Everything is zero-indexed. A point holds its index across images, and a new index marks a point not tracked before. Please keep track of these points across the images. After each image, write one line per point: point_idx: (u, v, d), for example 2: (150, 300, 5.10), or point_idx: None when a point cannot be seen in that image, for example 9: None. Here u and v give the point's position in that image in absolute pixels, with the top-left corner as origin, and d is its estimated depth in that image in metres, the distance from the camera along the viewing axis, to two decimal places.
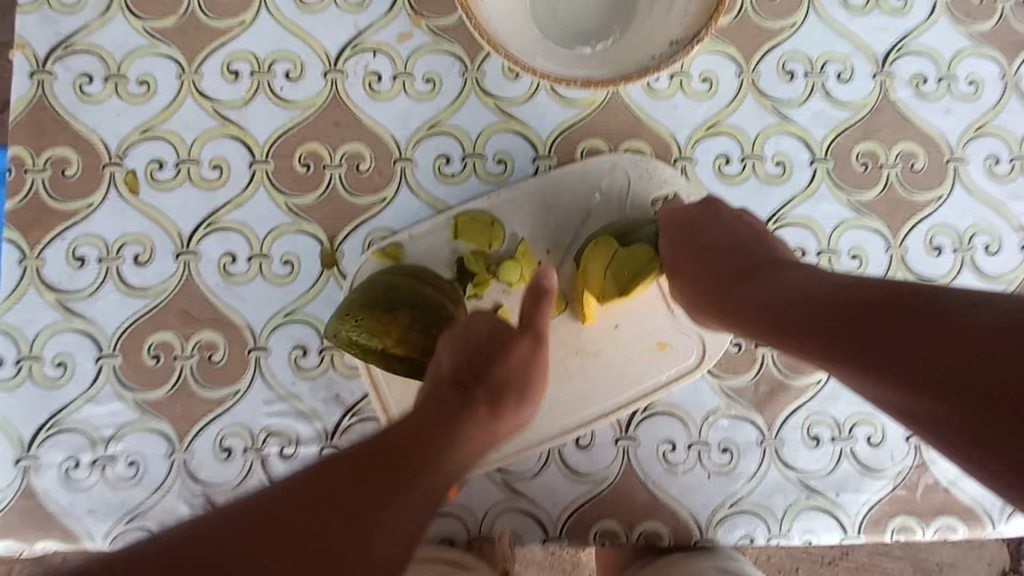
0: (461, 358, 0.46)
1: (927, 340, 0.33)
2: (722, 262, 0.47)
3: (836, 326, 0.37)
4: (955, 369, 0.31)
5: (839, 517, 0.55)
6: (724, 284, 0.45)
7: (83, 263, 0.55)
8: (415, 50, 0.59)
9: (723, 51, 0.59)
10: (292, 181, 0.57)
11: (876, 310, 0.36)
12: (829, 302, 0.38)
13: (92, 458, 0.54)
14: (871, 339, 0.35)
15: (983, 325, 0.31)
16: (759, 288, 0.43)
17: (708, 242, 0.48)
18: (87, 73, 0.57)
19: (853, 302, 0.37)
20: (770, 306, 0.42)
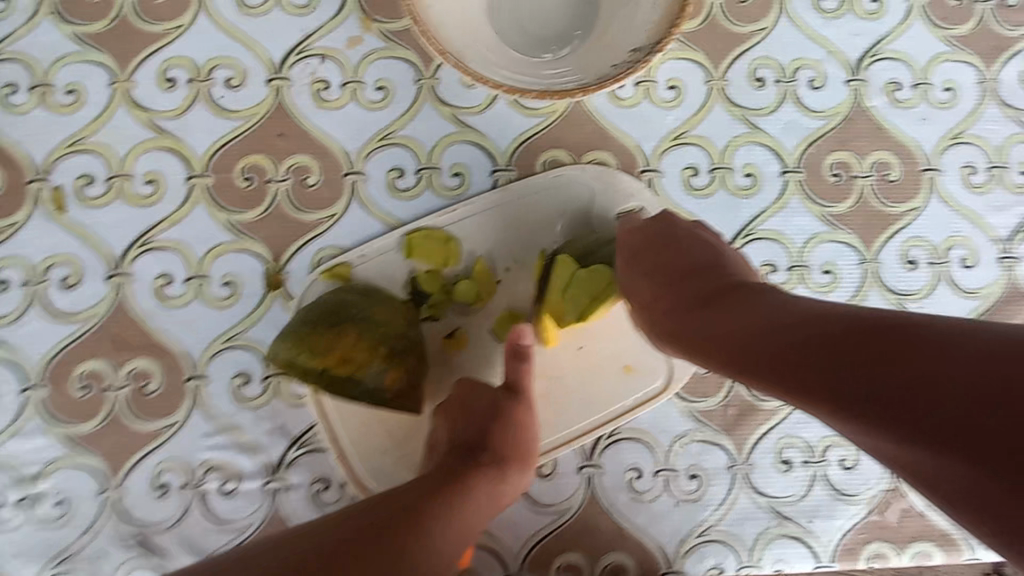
0: (460, 429, 0.47)
1: (896, 375, 0.31)
2: (684, 286, 0.44)
3: (802, 359, 0.35)
4: (926, 406, 0.30)
5: (812, 546, 0.52)
6: (687, 309, 0.43)
7: (7, 286, 0.52)
8: (365, 57, 0.55)
9: (690, 57, 0.56)
10: (234, 196, 0.54)
11: (842, 341, 0.34)
12: (792, 332, 0.36)
13: (17, 496, 0.50)
14: (835, 374, 0.33)
15: (950, 363, 0.29)
16: (723, 313, 0.40)
17: (668, 264, 0.45)
18: (10, 82, 0.53)
19: (822, 333, 0.35)
20: (732, 335, 0.39)
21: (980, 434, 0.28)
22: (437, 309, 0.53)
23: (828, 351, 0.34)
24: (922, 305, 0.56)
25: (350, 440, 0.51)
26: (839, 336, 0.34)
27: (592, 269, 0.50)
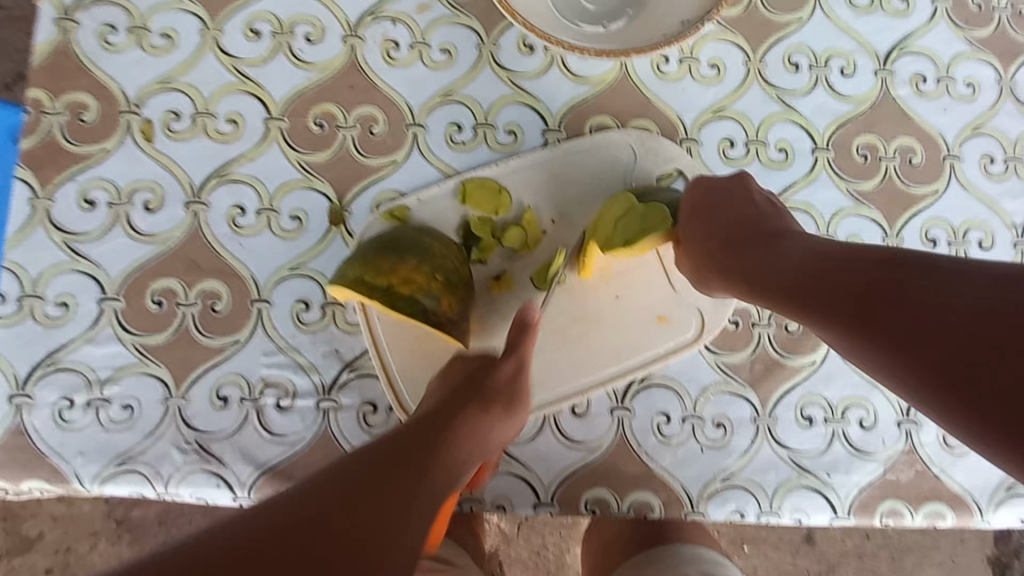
0: (454, 385, 0.51)
1: (915, 309, 0.35)
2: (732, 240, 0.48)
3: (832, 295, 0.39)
4: (929, 328, 0.34)
5: (829, 498, 0.55)
6: (737, 260, 0.47)
7: (93, 206, 0.56)
8: (433, 22, 0.60)
9: (731, 39, 0.61)
10: (306, 140, 0.58)
11: (868, 275, 0.38)
12: (832, 274, 0.40)
13: (86, 399, 0.54)
14: (859, 300, 0.38)
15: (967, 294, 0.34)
16: (765, 262, 0.45)
17: (716, 223, 0.50)
18: (111, 24, 0.58)
19: (850, 267, 0.40)
20: (776, 280, 0.44)
21: (978, 361, 0.32)
22: (486, 253, 0.57)
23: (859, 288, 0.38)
24: None
25: (397, 364, 0.55)
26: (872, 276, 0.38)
27: (646, 208, 0.53)
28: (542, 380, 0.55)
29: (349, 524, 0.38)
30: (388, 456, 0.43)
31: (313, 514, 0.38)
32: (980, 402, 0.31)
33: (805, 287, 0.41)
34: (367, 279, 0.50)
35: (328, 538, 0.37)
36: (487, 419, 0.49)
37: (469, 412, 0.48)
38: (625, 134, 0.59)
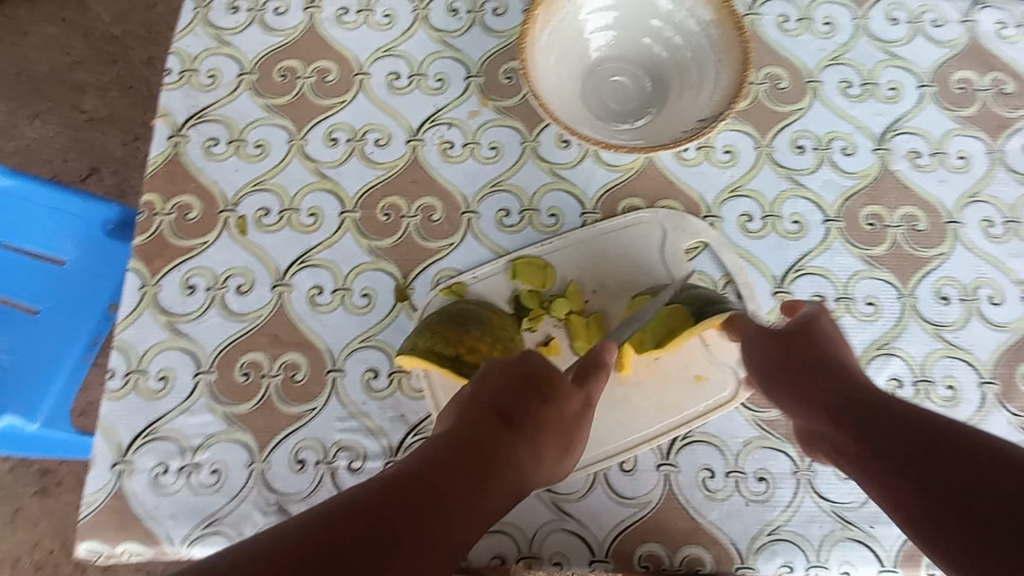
0: (509, 383, 0.50)
1: (894, 446, 0.43)
2: (818, 375, 0.51)
3: (902, 455, 0.43)
4: (905, 457, 0.42)
5: (875, 549, 0.57)
6: (801, 387, 0.51)
7: (193, 291, 0.64)
8: (483, 125, 0.71)
9: (742, 129, 0.70)
10: (376, 228, 0.67)
11: (876, 414, 0.46)
12: (875, 416, 0.46)
13: (180, 464, 0.60)
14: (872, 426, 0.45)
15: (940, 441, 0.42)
16: (848, 398, 0.48)
17: (761, 347, 0.54)
18: (213, 137, 0.70)
19: (866, 404, 0.47)
20: (842, 413, 0.48)
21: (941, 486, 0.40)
22: (535, 322, 0.63)
23: (926, 458, 0.41)
24: (958, 336, 0.64)
25: None
26: (940, 446, 0.42)
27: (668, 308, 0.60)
28: (593, 439, 0.60)
29: (390, 545, 0.37)
30: (444, 458, 0.44)
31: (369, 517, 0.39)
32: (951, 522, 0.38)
33: (873, 446, 0.44)
34: (437, 348, 0.56)
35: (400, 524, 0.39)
36: (541, 457, 0.49)
37: (514, 435, 0.48)
38: (654, 213, 0.66)
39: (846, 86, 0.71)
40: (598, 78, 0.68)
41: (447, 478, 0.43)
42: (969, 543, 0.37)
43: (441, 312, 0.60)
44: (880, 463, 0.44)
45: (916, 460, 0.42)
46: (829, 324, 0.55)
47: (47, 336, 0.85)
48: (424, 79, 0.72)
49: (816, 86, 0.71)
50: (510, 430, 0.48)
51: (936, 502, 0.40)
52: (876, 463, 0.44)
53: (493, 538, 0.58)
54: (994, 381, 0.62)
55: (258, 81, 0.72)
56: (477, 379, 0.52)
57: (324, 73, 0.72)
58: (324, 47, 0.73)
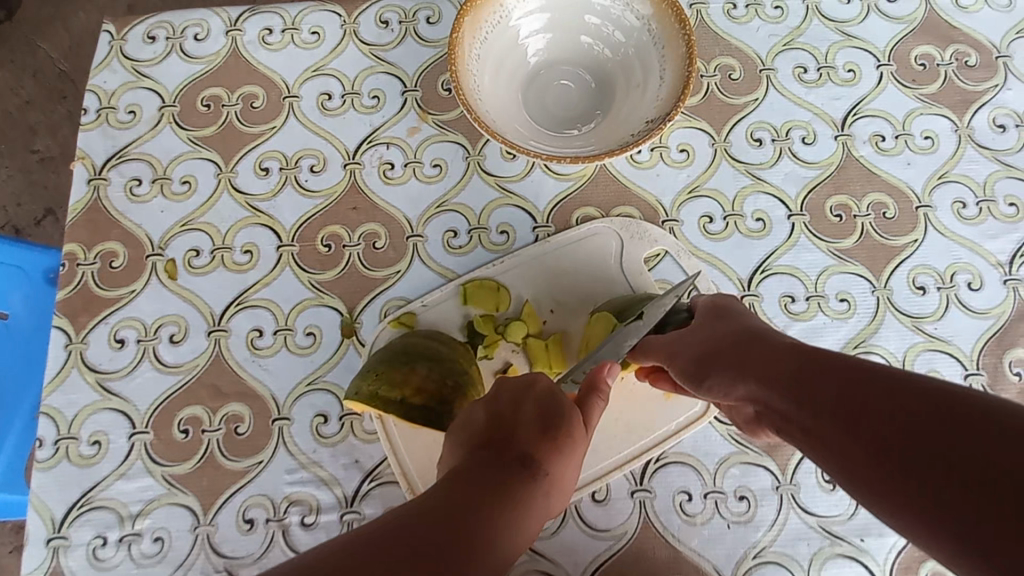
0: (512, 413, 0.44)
1: (848, 414, 0.36)
2: (750, 348, 0.46)
3: (843, 422, 0.36)
4: (868, 428, 0.35)
5: (867, 564, 0.53)
6: (736, 364, 0.45)
7: (123, 345, 0.60)
8: (423, 142, 0.67)
9: (696, 125, 0.66)
10: (316, 261, 0.63)
11: (817, 378, 0.39)
12: (808, 380, 0.40)
13: (119, 535, 0.55)
14: (821, 392, 0.39)
15: (901, 396, 0.35)
16: (789, 363, 0.42)
17: (694, 336, 0.50)
18: (136, 178, 0.65)
19: (813, 369, 0.40)
20: (776, 383, 0.42)
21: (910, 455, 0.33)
22: (491, 349, 0.59)
23: (871, 421, 0.35)
24: (937, 326, 0.60)
25: (416, 470, 0.56)
26: (880, 401, 0.35)
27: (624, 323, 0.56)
28: None
29: None
30: (432, 511, 0.36)
31: None
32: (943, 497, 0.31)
33: (828, 419, 0.37)
34: (380, 392, 0.51)
35: None
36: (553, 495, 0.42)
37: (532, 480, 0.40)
38: (609, 221, 0.63)
39: (801, 71, 0.68)
40: (540, 83, 0.65)
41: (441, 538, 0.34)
42: (942, 519, 0.30)
43: (388, 350, 0.55)
44: (842, 439, 0.36)
45: (864, 427, 0.35)
46: (743, 313, 0.51)
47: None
48: (359, 98, 0.68)
49: (769, 74, 0.68)
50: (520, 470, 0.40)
51: (901, 478, 0.33)
52: (824, 437, 0.38)
53: None
54: (979, 372, 0.59)
55: (181, 114, 0.67)
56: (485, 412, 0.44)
57: (252, 99, 0.68)
58: (250, 71, 0.69)
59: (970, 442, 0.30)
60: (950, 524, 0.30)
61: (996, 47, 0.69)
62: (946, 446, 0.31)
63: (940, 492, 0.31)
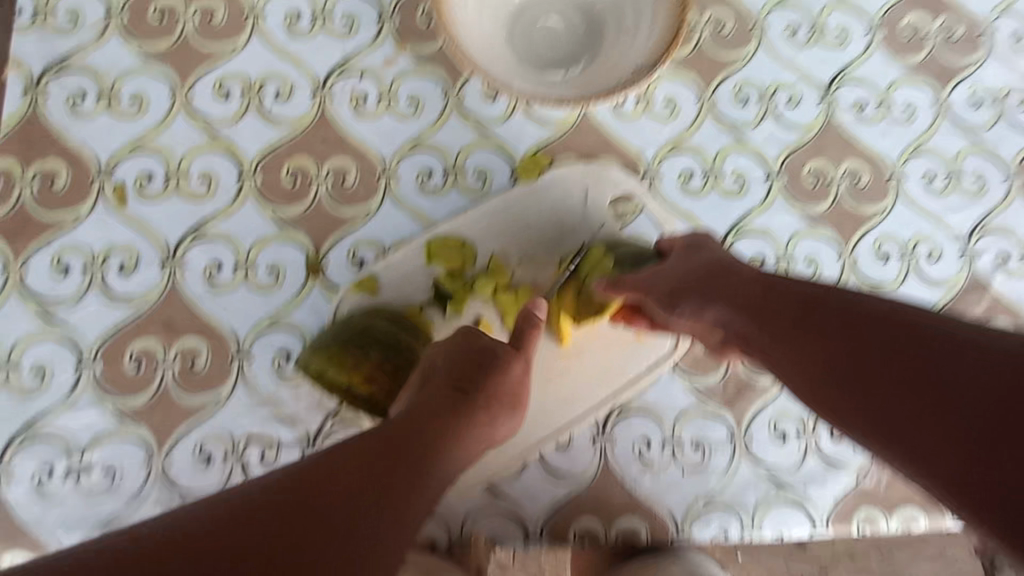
0: (460, 365, 0.47)
1: (826, 338, 0.38)
2: (721, 278, 0.47)
3: (824, 350, 0.38)
4: (825, 349, 0.38)
5: (808, 511, 0.57)
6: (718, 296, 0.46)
7: (67, 272, 0.56)
8: (399, 74, 0.63)
9: (683, 78, 0.65)
10: (281, 195, 0.60)
11: (807, 309, 0.40)
12: (796, 317, 0.40)
13: (66, 467, 0.53)
14: (783, 315, 0.41)
15: (850, 319, 0.38)
16: (778, 293, 0.43)
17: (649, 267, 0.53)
18: (79, 91, 0.59)
19: (799, 297, 0.42)
20: (759, 318, 0.42)
21: (892, 373, 0.35)
22: (460, 305, 0.58)
23: (843, 350, 0.37)
24: (894, 294, 0.63)
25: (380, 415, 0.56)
26: (860, 332, 0.37)
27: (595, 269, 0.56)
28: (526, 425, 0.56)
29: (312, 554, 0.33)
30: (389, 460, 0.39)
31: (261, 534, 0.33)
32: (927, 411, 0.33)
33: (809, 343, 0.39)
34: (329, 371, 0.53)
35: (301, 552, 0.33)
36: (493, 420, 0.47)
37: (466, 408, 0.45)
38: (574, 165, 0.61)
39: (792, 31, 0.67)
40: (527, 23, 0.62)
41: (372, 462, 0.38)
42: (936, 432, 0.32)
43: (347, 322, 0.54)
44: (807, 364, 0.39)
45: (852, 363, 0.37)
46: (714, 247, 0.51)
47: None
48: (330, 21, 0.63)
49: (761, 30, 0.66)
50: (459, 404, 0.45)
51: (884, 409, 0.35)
52: (799, 363, 0.39)
53: (422, 523, 0.55)
54: None
55: (130, 23, 0.61)
56: (421, 368, 0.48)
57: (211, 13, 0.62)
58: None
59: (931, 358, 0.34)
60: (923, 442, 0.33)
61: (981, 21, 0.69)
62: (940, 380, 0.33)
63: (922, 404, 0.33)
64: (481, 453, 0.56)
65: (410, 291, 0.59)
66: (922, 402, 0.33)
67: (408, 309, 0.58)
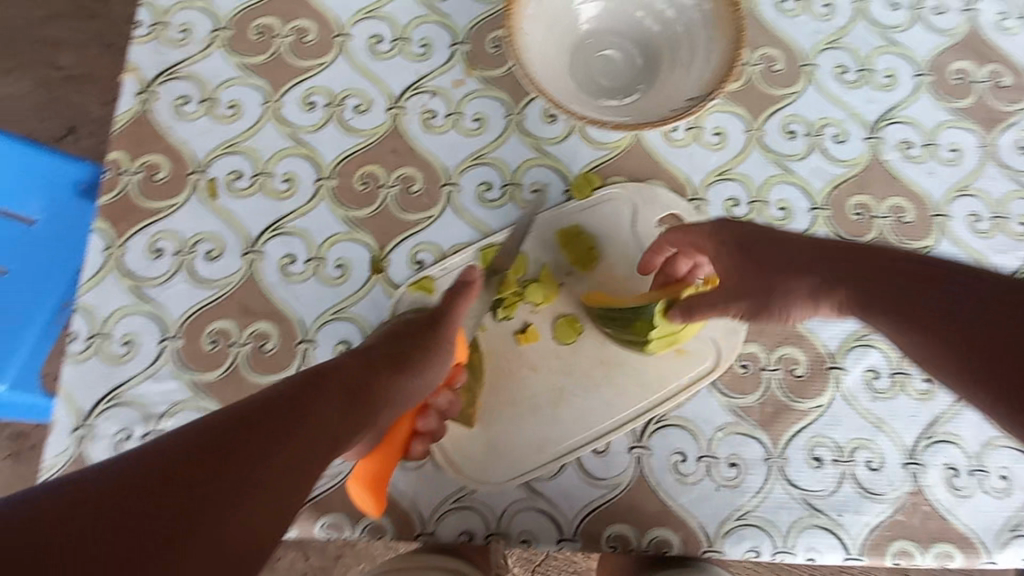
0: (385, 347, 0.53)
1: (907, 283, 0.44)
2: (791, 238, 0.53)
3: (904, 292, 0.44)
4: (898, 290, 0.44)
5: (842, 538, 0.57)
6: (750, 263, 0.53)
7: (160, 255, 0.62)
8: (467, 95, 0.68)
9: (733, 110, 0.68)
10: (353, 198, 0.65)
11: (884, 266, 0.47)
12: (876, 270, 0.47)
13: (143, 432, 0.58)
14: (846, 265, 0.48)
15: (909, 269, 0.45)
16: (849, 251, 0.49)
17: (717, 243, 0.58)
18: (184, 96, 0.66)
19: (862, 253, 0.49)
20: (831, 268, 0.49)
21: (951, 309, 0.41)
22: (510, 310, 0.61)
23: (922, 293, 0.43)
24: None
25: None
26: (921, 279, 0.44)
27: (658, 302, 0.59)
28: (567, 427, 0.59)
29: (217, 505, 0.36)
30: (302, 410, 0.43)
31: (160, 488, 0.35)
32: (978, 338, 0.39)
33: (885, 288, 0.45)
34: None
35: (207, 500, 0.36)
36: (415, 385, 0.52)
37: (384, 375, 0.50)
38: (623, 186, 0.65)
39: (841, 71, 0.70)
40: (587, 53, 0.66)
41: (295, 412, 0.43)
42: (982, 351, 0.38)
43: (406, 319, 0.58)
44: (889, 306, 0.44)
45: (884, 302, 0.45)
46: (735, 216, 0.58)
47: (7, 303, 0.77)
48: (408, 44, 0.69)
49: (811, 70, 0.69)
50: (379, 372, 0.50)
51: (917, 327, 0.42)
52: (879, 303, 0.45)
53: (462, 513, 0.57)
54: None
55: (234, 39, 0.68)
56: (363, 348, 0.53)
57: (304, 33, 0.69)
58: (304, 6, 0.70)
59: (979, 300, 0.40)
60: (1002, 364, 0.37)
61: None
62: (960, 301, 0.41)
63: (967, 332, 0.40)
64: (522, 451, 0.58)
65: None
66: (989, 333, 0.39)
67: None
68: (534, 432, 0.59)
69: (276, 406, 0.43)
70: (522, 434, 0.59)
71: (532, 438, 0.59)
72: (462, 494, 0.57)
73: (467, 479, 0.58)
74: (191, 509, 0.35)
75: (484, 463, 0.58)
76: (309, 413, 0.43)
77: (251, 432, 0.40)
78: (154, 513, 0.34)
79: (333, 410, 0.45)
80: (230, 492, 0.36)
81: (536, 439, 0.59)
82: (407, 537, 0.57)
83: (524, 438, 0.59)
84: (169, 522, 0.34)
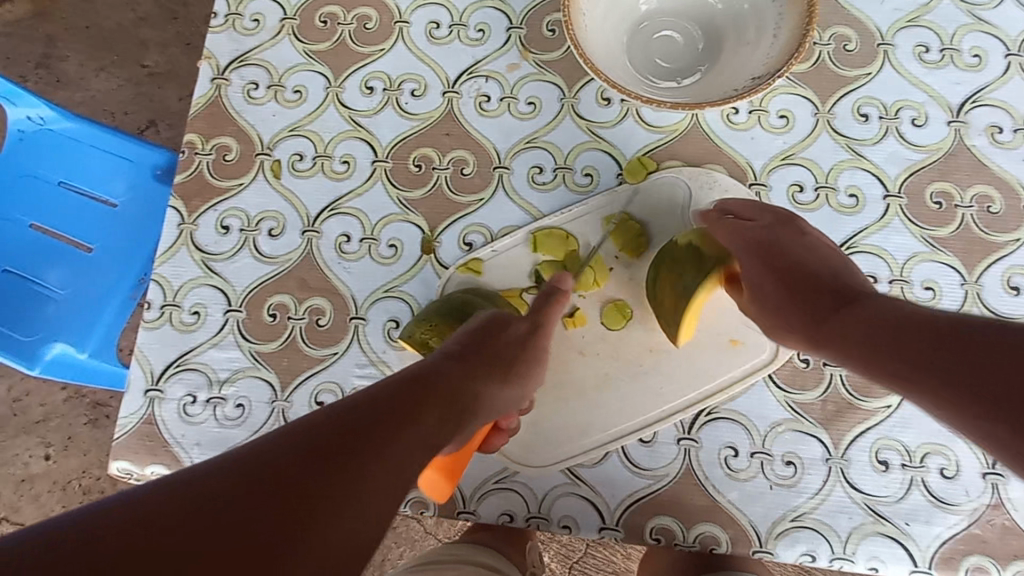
0: (482, 348, 0.51)
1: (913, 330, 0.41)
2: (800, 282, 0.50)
3: (909, 338, 0.41)
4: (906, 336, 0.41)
5: (908, 548, 0.53)
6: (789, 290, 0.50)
7: (227, 231, 0.66)
8: (521, 79, 0.68)
9: (800, 92, 0.65)
10: (407, 180, 0.66)
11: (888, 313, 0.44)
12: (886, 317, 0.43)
13: (207, 396, 0.61)
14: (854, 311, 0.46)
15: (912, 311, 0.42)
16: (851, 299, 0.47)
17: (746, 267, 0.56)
18: (254, 81, 0.70)
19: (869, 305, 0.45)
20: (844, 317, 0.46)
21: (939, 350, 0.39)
22: None
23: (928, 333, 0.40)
24: None
25: None
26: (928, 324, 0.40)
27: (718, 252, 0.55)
28: (612, 415, 0.58)
29: (329, 506, 0.34)
30: (401, 410, 0.42)
31: (263, 485, 0.34)
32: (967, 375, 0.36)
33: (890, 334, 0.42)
34: (430, 343, 0.56)
35: (316, 501, 0.34)
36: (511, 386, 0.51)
37: (482, 378, 0.49)
38: (676, 170, 0.63)
39: (922, 51, 0.65)
40: (646, 35, 0.65)
41: (395, 410, 0.41)
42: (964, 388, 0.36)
43: (455, 300, 0.59)
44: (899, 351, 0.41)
45: (887, 337, 0.42)
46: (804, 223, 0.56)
47: (91, 278, 0.83)
48: (465, 29, 0.70)
49: (888, 49, 0.65)
50: (477, 377, 0.49)
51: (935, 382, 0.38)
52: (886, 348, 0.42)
53: (503, 495, 0.57)
54: None
55: (300, 27, 0.71)
56: (458, 341, 0.51)
57: (365, 20, 0.71)
58: None
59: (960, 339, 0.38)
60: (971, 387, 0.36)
61: None
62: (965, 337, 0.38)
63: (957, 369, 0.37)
64: (564, 436, 0.58)
65: (512, 277, 0.63)
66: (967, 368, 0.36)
67: (509, 292, 0.62)
68: (577, 418, 0.58)
69: (373, 406, 0.41)
70: (565, 420, 0.58)
71: (575, 424, 0.58)
72: (504, 477, 0.57)
73: (509, 461, 0.57)
74: (306, 507, 0.34)
75: (524, 449, 0.58)
76: (412, 420, 0.42)
77: (353, 431, 0.38)
78: (267, 515, 0.33)
79: (428, 420, 0.43)
80: (338, 495, 0.35)
81: (580, 425, 0.58)
82: (449, 514, 0.57)
83: (567, 423, 0.58)
84: (263, 532, 0.32)
